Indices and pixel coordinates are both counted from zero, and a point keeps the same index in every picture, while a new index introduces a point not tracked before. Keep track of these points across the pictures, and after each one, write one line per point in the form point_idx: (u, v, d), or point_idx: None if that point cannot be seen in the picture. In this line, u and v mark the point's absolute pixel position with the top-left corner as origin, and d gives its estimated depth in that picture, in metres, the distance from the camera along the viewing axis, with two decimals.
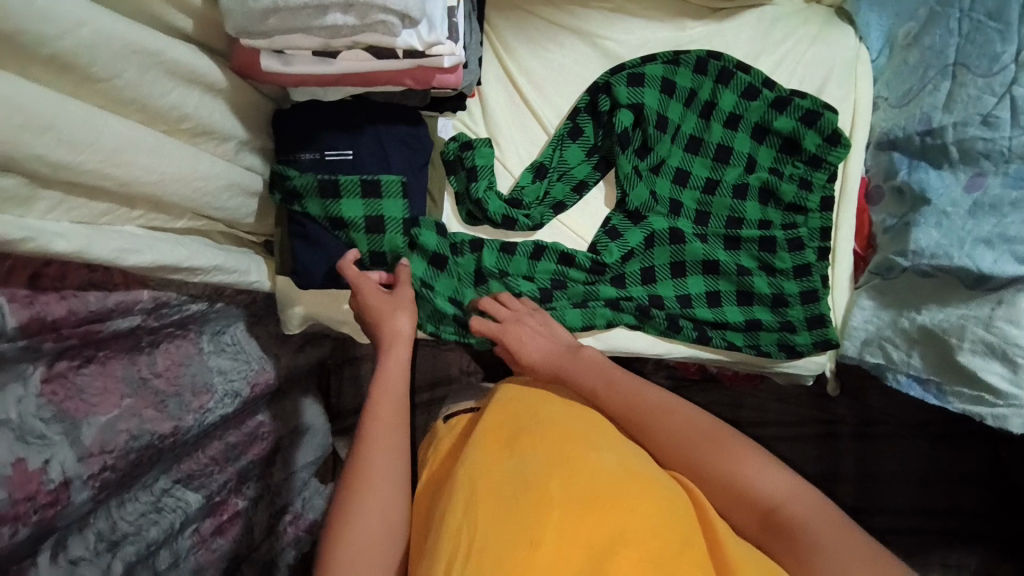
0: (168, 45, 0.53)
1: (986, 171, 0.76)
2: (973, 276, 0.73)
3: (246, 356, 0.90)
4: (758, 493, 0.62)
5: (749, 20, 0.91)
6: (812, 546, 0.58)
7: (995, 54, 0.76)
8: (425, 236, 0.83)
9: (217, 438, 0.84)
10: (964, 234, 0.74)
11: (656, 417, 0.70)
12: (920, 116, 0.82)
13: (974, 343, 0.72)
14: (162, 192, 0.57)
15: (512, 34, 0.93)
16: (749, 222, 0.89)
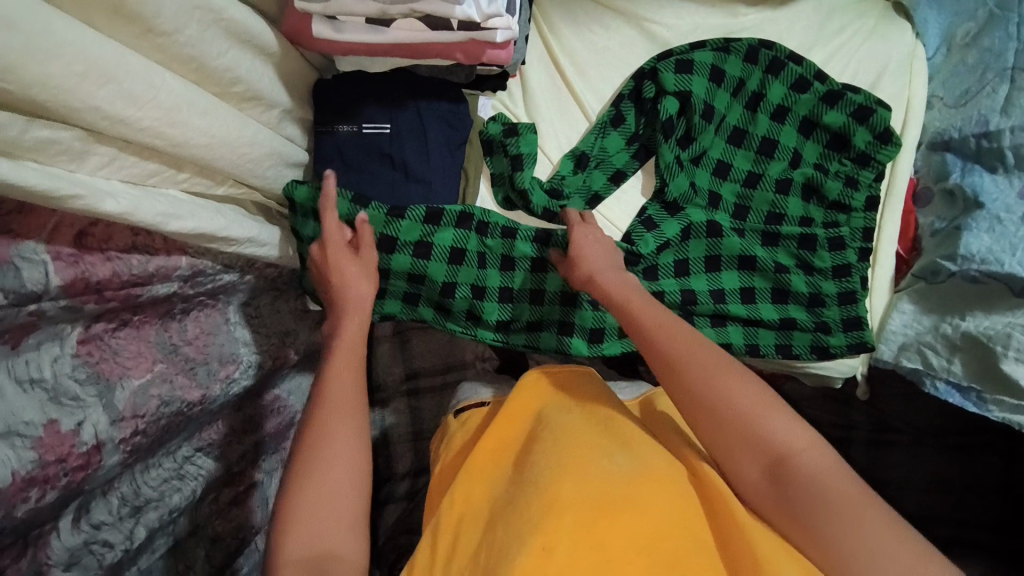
0: (229, 4, 0.52)
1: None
2: (1022, 283, 0.73)
3: (267, 330, 0.89)
4: (776, 442, 0.58)
5: (803, 9, 0.89)
6: (831, 502, 0.54)
7: None
8: (440, 237, 0.81)
9: (236, 409, 0.83)
10: (1016, 241, 0.73)
11: (681, 345, 0.65)
12: (977, 118, 0.80)
13: (1020, 351, 0.71)
14: (209, 157, 0.56)
15: (558, 13, 0.91)
16: (790, 219, 0.87)
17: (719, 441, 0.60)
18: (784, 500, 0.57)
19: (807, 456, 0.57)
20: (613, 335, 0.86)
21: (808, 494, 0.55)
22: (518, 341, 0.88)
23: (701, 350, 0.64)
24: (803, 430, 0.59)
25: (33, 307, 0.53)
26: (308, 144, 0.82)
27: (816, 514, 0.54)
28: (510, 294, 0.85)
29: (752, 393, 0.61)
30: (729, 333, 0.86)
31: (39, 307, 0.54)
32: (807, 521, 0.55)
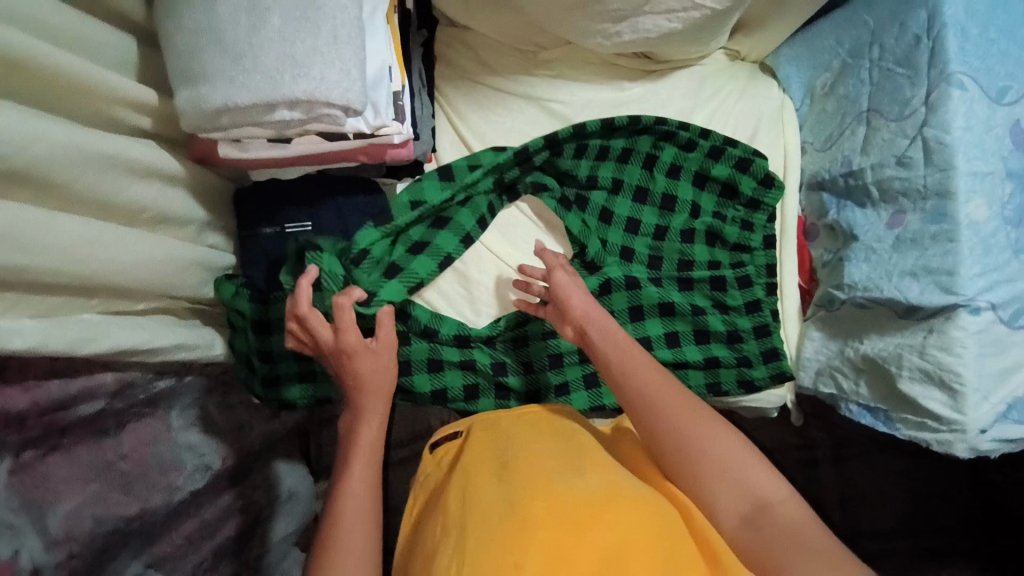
0: (125, 147, 0.56)
1: (905, 208, 0.80)
2: (902, 304, 0.77)
3: (217, 428, 0.86)
4: (750, 486, 0.62)
5: (680, 79, 0.98)
6: (800, 545, 0.57)
7: (906, 99, 0.81)
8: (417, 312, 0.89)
9: (192, 515, 0.81)
10: (891, 267, 0.79)
11: (672, 392, 0.69)
12: (842, 159, 0.88)
13: (912, 371, 0.76)
14: (122, 281, 0.59)
15: (464, 102, 0.98)
16: (699, 266, 0.94)
17: (698, 484, 0.64)
18: (760, 542, 0.59)
19: (780, 504, 0.61)
20: (549, 394, 0.91)
21: (779, 537, 0.58)
22: (457, 407, 0.91)
23: (690, 399, 0.68)
24: (777, 479, 0.63)
25: None
26: (235, 247, 0.85)
27: (788, 552, 0.57)
28: (439, 365, 0.89)
29: (733, 444, 0.65)
30: None
31: None
32: (781, 559, 0.57)
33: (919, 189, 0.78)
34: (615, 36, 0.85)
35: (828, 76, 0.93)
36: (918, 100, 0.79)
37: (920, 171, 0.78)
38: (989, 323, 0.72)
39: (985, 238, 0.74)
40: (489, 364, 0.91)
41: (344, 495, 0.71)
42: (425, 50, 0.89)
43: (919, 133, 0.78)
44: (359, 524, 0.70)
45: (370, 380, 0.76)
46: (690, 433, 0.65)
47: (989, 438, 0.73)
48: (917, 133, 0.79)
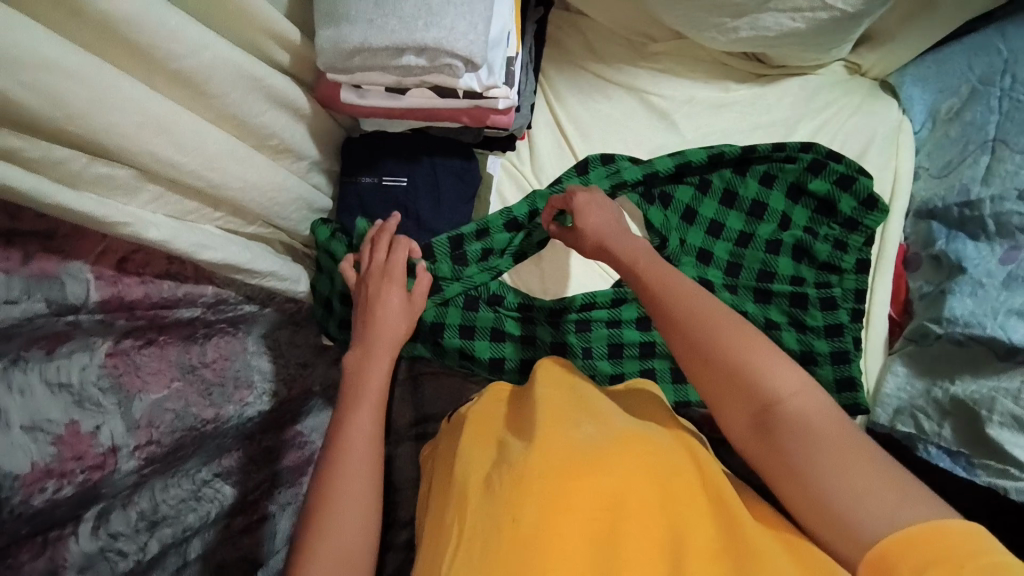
0: (268, 74, 0.62)
1: (1021, 245, 0.75)
2: (1004, 347, 0.73)
3: (285, 358, 0.92)
4: (765, 386, 0.59)
5: (791, 87, 0.96)
6: (818, 445, 0.55)
7: None
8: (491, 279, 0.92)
9: (255, 439, 0.86)
10: (998, 304, 0.74)
11: (684, 298, 0.67)
12: (959, 188, 0.83)
13: (1003, 416, 0.70)
14: (242, 198, 0.65)
15: (565, 84, 1.00)
16: (779, 283, 0.90)
17: (711, 391, 0.62)
18: (776, 445, 0.57)
19: (793, 399, 0.58)
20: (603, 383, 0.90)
21: (793, 437, 0.56)
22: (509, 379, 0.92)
23: (703, 302, 0.66)
24: (792, 372, 0.60)
25: (70, 317, 0.62)
26: (333, 193, 0.91)
27: (804, 452, 0.55)
28: (501, 335, 0.91)
29: (745, 342, 0.62)
30: None
31: (76, 319, 0.63)
32: (794, 457, 0.56)
33: None
34: (732, 32, 0.84)
35: (956, 101, 0.89)
36: None
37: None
38: None
39: None
40: (550, 343, 0.91)
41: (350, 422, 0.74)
42: (540, 28, 0.92)
43: None
44: (363, 466, 0.71)
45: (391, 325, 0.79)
46: (700, 337, 0.64)
47: None
48: None
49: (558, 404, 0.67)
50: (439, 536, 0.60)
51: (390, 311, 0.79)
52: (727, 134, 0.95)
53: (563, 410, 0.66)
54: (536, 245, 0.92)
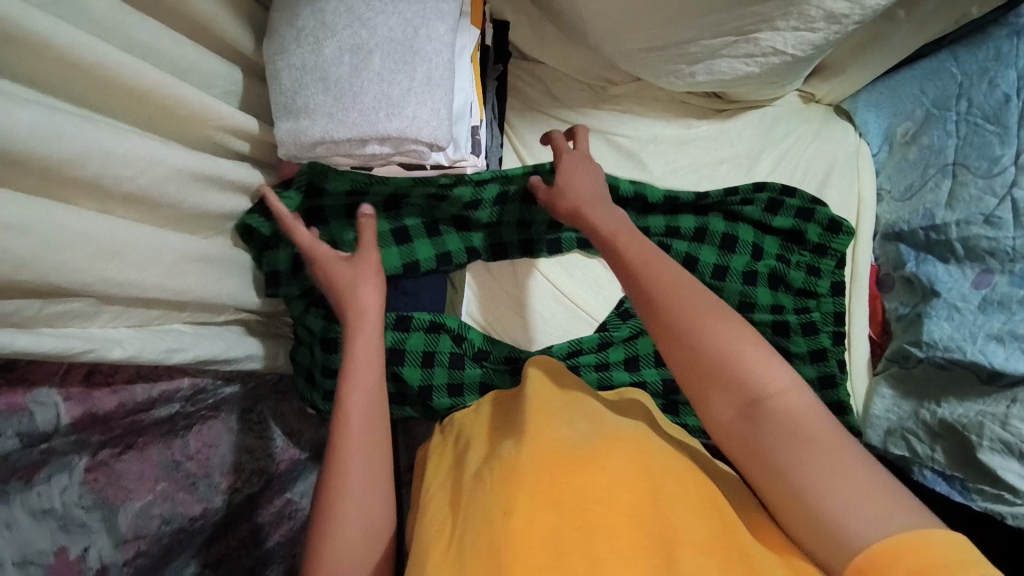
0: (225, 169, 0.62)
1: (993, 268, 0.76)
2: (986, 370, 0.72)
3: (271, 434, 0.88)
4: (749, 378, 0.56)
5: (752, 119, 0.97)
6: (808, 443, 0.52)
7: (995, 156, 0.79)
8: (472, 334, 0.90)
9: (246, 518, 0.83)
10: (976, 329, 0.74)
11: (662, 283, 0.64)
12: (923, 212, 0.85)
13: (993, 441, 0.70)
14: (211, 295, 0.64)
15: (530, 133, 1.00)
16: (762, 312, 0.91)
17: (697, 377, 0.59)
18: (765, 443, 0.54)
19: (780, 397, 0.55)
20: None
21: (781, 435, 0.53)
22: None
23: (684, 288, 0.63)
24: (782, 368, 0.56)
25: (44, 446, 0.59)
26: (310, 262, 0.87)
27: (789, 450, 0.52)
28: (488, 389, 0.88)
29: (730, 334, 0.59)
30: None
31: (50, 445, 0.60)
32: (783, 457, 0.52)
33: (1008, 250, 0.74)
34: (690, 77, 0.86)
35: (909, 124, 0.91)
36: (1009, 159, 0.78)
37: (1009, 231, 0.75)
38: None
39: None
40: None
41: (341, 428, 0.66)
42: (500, 83, 0.92)
43: (1009, 193, 0.76)
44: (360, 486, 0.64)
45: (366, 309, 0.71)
46: (682, 322, 0.60)
47: None
48: (1007, 193, 0.76)
49: (554, 403, 0.66)
50: (421, 546, 0.57)
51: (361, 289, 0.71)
52: (694, 169, 0.97)
53: (552, 410, 0.64)
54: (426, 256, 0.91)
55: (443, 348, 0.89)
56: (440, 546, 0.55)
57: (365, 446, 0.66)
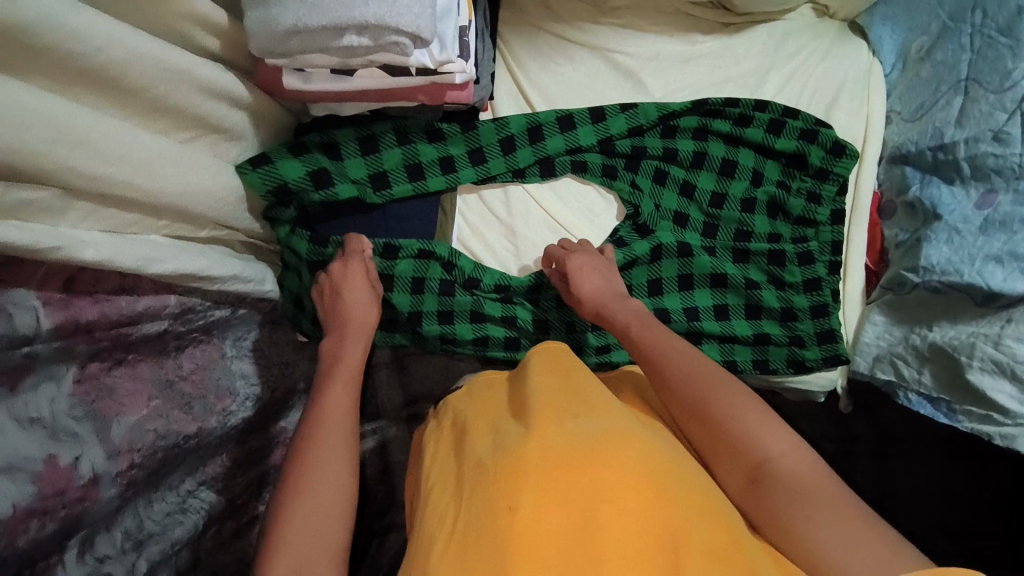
0: (197, 65, 0.58)
1: (997, 188, 0.74)
2: (982, 292, 0.71)
3: (268, 360, 0.88)
4: (755, 447, 0.66)
5: (760, 34, 0.92)
6: (807, 497, 0.61)
7: (1007, 71, 0.76)
8: (464, 261, 0.88)
9: (240, 441, 0.83)
10: (975, 250, 0.72)
11: (672, 362, 0.74)
12: (932, 131, 0.81)
13: (983, 361, 0.70)
14: (187, 204, 0.62)
15: (525, 50, 0.95)
16: (756, 242, 0.92)
17: (711, 447, 0.69)
18: (768, 498, 0.63)
19: (782, 458, 0.64)
20: (589, 354, 0.91)
21: (784, 492, 0.62)
22: (496, 356, 0.90)
23: (694, 364, 0.73)
24: (782, 435, 0.66)
25: (25, 349, 0.58)
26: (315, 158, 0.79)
27: (794, 503, 0.61)
28: (481, 315, 0.88)
29: (735, 407, 0.69)
30: (705, 350, 0.91)
31: (32, 349, 0.59)
32: (788, 509, 0.61)
33: (1014, 167, 0.73)
34: None
35: (922, 42, 0.87)
36: (1020, 73, 0.75)
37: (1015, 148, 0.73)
38: None
39: None
40: (532, 323, 0.90)
41: (322, 414, 0.73)
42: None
43: (1019, 107, 0.74)
44: (333, 474, 0.68)
45: (357, 309, 0.80)
46: (697, 393, 0.71)
47: None
48: (1017, 106, 0.74)
49: (559, 393, 0.66)
50: (427, 529, 0.58)
51: (358, 284, 0.80)
52: (697, 90, 0.93)
53: (560, 400, 0.65)
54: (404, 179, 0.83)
55: (434, 275, 0.87)
56: (442, 533, 0.56)
57: (340, 442, 0.71)
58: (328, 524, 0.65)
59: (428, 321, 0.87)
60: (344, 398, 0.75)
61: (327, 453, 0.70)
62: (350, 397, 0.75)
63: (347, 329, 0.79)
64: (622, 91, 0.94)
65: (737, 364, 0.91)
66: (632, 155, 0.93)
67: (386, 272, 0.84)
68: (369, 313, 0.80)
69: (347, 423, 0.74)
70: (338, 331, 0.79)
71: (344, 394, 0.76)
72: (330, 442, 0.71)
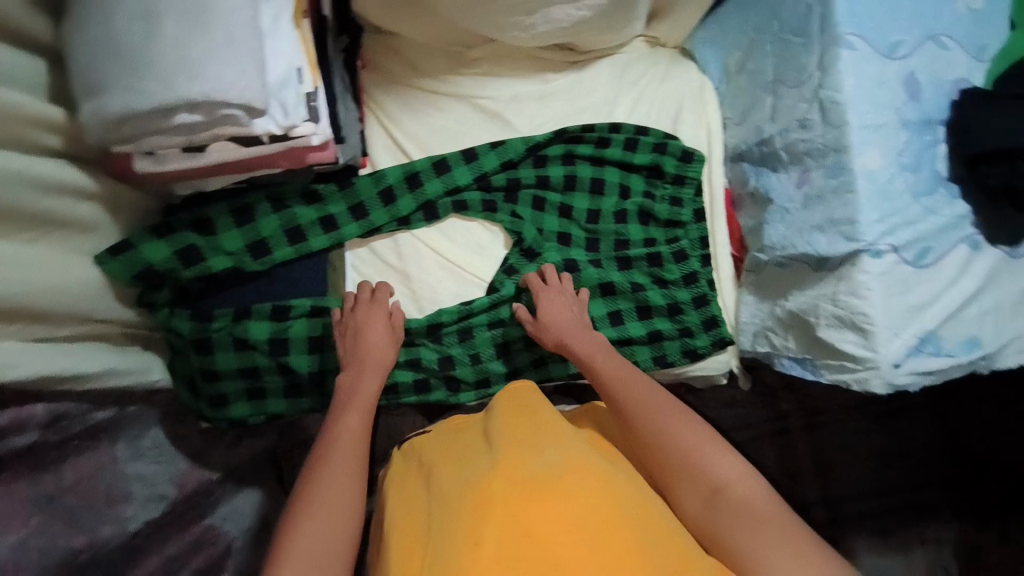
0: (25, 161, 0.58)
1: (811, 166, 0.76)
2: (815, 258, 0.75)
3: (171, 456, 0.93)
4: (710, 473, 0.72)
5: (603, 69, 1.00)
6: (757, 520, 0.67)
7: (802, 66, 0.76)
8: (361, 312, 0.90)
9: (154, 553, 0.87)
10: (802, 224, 0.77)
11: (633, 391, 0.80)
12: (754, 128, 0.87)
13: (829, 319, 0.72)
14: (40, 304, 0.63)
15: (393, 104, 0.98)
16: (636, 250, 0.98)
17: (670, 472, 0.74)
18: (723, 522, 0.69)
19: (735, 484, 0.71)
20: (496, 380, 0.97)
21: (735, 516, 0.68)
22: (409, 399, 0.96)
23: (652, 390, 0.80)
24: (737, 464, 0.72)
25: None
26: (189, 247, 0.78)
27: (743, 526, 0.67)
28: None
29: (695, 437, 0.74)
30: None
31: None
32: (737, 532, 0.67)
33: (819, 147, 0.74)
34: (530, 28, 0.86)
35: (738, 55, 0.96)
36: (812, 66, 0.74)
37: (820, 132, 0.74)
38: (893, 265, 0.68)
39: (882, 186, 0.69)
40: (437, 361, 0.94)
41: (332, 440, 0.74)
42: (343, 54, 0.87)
43: (817, 95, 0.73)
44: (337, 489, 0.69)
45: (374, 351, 0.81)
46: (656, 424, 0.76)
47: (907, 374, 0.68)
48: (814, 95, 0.74)
49: (523, 435, 0.73)
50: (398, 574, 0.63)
51: (374, 321, 0.82)
52: (559, 121, 0.99)
53: (526, 441, 0.72)
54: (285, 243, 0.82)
55: (333, 333, 0.86)
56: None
57: (343, 457, 0.72)
58: (333, 537, 0.65)
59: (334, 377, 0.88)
60: (359, 422, 0.76)
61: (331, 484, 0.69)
62: (364, 422, 0.76)
63: (356, 400, 0.78)
64: (489, 130, 0.99)
65: (639, 363, 0.97)
66: (509, 188, 0.99)
67: (281, 337, 0.83)
68: (383, 351, 0.81)
69: (358, 458, 0.74)
70: (343, 382, 0.80)
71: (356, 420, 0.76)
72: (347, 474, 0.71)
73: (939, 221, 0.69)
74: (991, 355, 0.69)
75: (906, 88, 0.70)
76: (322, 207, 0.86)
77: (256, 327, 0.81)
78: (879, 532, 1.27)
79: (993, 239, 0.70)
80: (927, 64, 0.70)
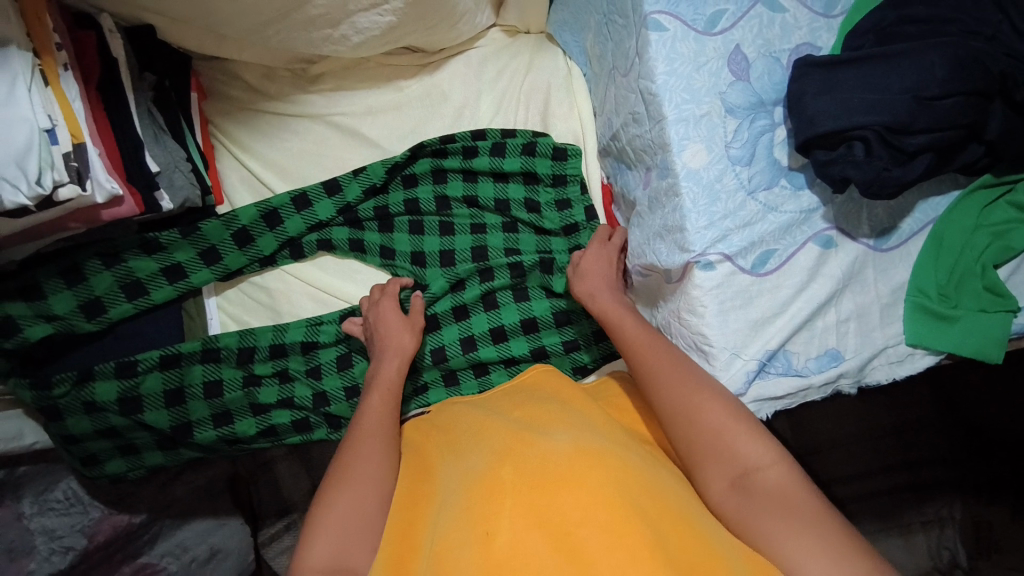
0: None
1: (651, 165, 0.67)
2: (663, 271, 0.65)
3: (84, 504, 0.92)
4: (739, 453, 0.56)
5: (457, 67, 0.93)
6: (785, 510, 0.53)
7: (626, 51, 0.67)
8: (223, 339, 0.85)
9: None
10: (649, 228, 0.67)
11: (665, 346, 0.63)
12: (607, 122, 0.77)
13: (680, 339, 0.65)
14: None
15: (244, 134, 0.93)
16: (528, 261, 0.87)
17: (697, 450, 0.58)
18: (749, 510, 0.54)
19: (771, 469, 0.55)
20: None
21: (770, 506, 0.53)
22: (293, 439, 0.88)
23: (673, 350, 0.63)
24: (766, 441, 0.57)
25: None
26: (13, 309, 0.77)
27: (776, 519, 0.52)
28: (259, 405, 0.86)
29: (724, 414, 0.58)
30: (494, 378, 0.88)
31: None
32: (761, 527, 0.53)
33: (651, 143, 0.64)
34: (344, 40, 0.82)
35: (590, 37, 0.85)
36: (632, 51, 0.66)
37: (650, 127, 0.64)
38: (726, 277, 0.60)
39: (708, 186, 0.61)
40: (311, 399, 0.85)
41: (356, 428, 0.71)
42: (157, 95, 0.82)
43: (639, 87, 0.64)
44: (368, 464, 0.66)
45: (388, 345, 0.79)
46: (679, 404, 0.59)
47: (749, 401, 0.61)
48: (637, 85, 0.65)
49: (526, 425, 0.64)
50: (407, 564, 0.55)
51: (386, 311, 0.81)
52: (417, 132, 0.92)
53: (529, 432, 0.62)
54: (124, 297, 0.82)
55: (194, 379, 0.84)
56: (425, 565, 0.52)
57: (372, 439, 0.69)
58: (368, 500, 0.64)
59: (201, 426, 0.85)
60: (378, 406, 0.73)
61: (351, 480, 0.65)
62: (386, 404, 0.73)
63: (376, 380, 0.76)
64: (345, 151, 0.92)
65: None
66: (380, 217, 0.91)
67: (131, 395, 0.82)
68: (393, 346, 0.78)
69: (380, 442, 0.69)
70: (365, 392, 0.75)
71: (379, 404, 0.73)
72: (354, 463, 0.66)
73: (779, 220, 0.61)
74: (853, 371, 0.61)
75: (729, 67, 0.61)
76: (163, 255, 0.83)
77: (106, 388, 0.81)
78: (882, 517, 1.08)
79: (851, 233, 0.62)
80: (754, 33, 0.62)
